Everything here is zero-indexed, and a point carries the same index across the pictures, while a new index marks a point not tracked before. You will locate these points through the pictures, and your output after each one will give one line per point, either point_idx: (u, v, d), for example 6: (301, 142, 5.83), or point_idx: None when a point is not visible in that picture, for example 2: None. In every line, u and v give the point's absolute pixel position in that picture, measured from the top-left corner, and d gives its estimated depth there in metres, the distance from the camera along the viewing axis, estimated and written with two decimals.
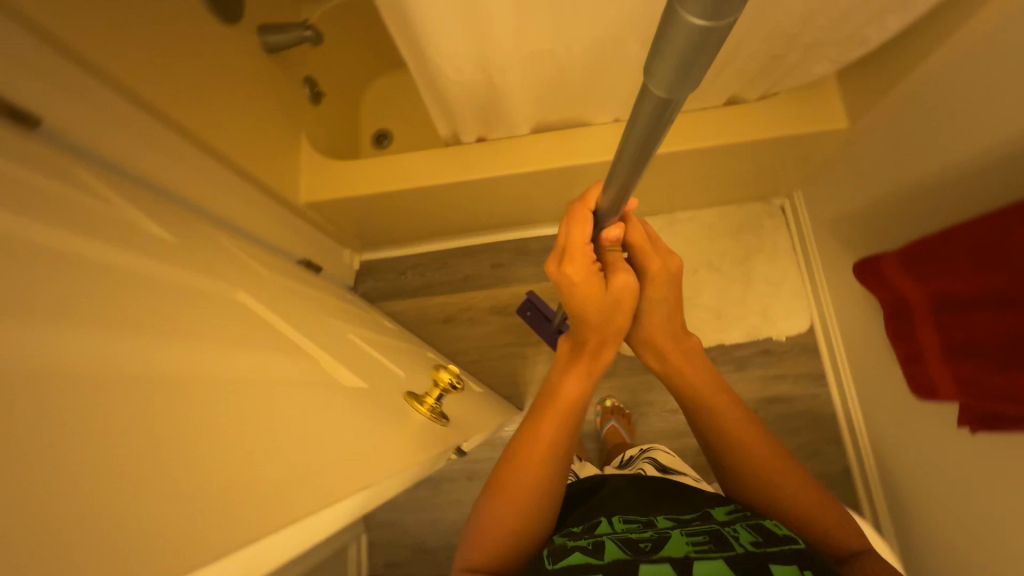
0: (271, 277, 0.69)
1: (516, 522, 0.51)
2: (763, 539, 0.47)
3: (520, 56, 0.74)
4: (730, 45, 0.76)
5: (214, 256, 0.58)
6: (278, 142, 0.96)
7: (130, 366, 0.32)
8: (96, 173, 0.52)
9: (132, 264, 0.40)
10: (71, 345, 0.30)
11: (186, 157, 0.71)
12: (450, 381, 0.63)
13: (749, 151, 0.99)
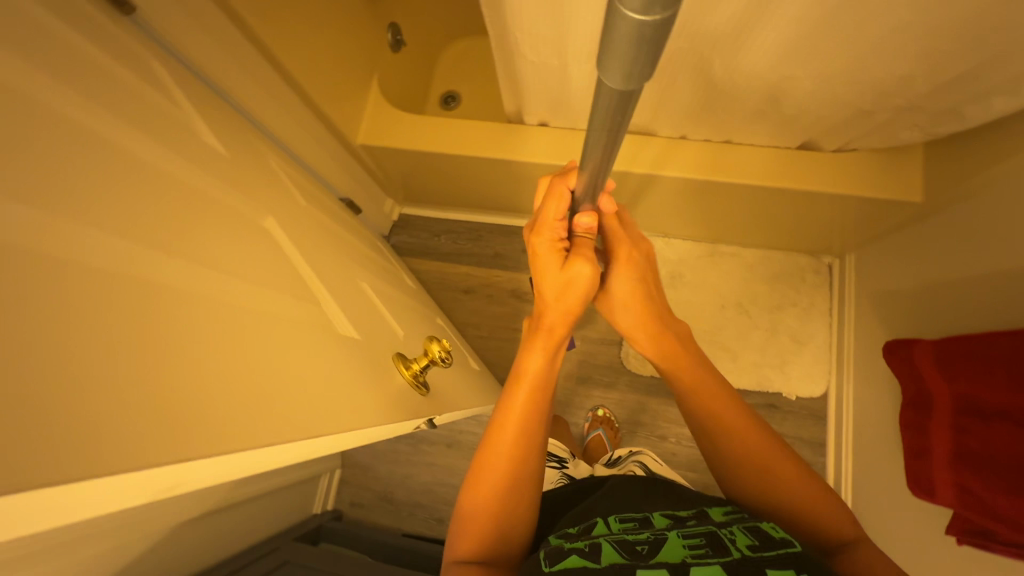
0: (307, 210, 0.71)
1: (495, 509, 0.51)
2: (759, 543, 0.45)
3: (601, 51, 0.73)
4: (819, 88, 0.73)
5: (259, 175, 0.60)
6: (350, 79, 0.98)
7: (127, 267, 0.34)
8: (171, 69, 0.54)
9: (164, 166, 0.42)
10: (71, 235, 0.31)
11: (259, 73, 0.73)
12: (439, 355, 0.62)
13: (810, 202, 0.95)
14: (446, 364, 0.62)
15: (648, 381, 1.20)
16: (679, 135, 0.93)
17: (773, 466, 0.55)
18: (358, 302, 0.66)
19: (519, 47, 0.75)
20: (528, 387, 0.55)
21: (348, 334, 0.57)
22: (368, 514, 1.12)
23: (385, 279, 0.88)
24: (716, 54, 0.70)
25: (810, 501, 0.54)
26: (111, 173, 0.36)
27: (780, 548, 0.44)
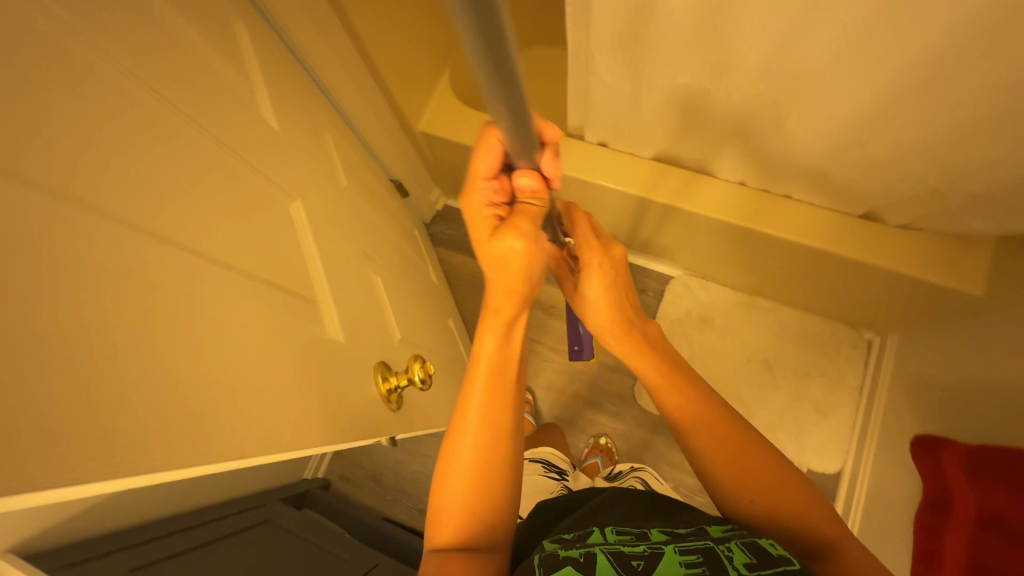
0: (342, 192, 0.73)
1: (468, 492, 0.50)
2: (757, 562, 0.45)
3: (672, 78, 0.72)
4: (891, 159, 0.70)
5: (300, 152, 0.63)
6: (422, 66, 1.00)
7: (114, 249, 0.34)
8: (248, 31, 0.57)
9: (193, 137, 0.43)
10: (69, 213, 0.32)
11: (336, 45, 0.75)
12: (419, 376, 0.69)
13: (859, 273, 0.92)
14: (423, 386, 0.69)
15: (656, 420, 1.17)
16: (739, 180, 0.91)
17: (740, 459, 0.54)
18: (356, 298, 0.68)
19: (591, 63, 0.75)
20: (484, 368, 0.53)
21: (333, 336, 0.59)
22: (355, 492, 1.13)
23: (401, 272, 0.89)
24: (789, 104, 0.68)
25: (784, 499, 0.53)
26: (111, 119, 0.36)
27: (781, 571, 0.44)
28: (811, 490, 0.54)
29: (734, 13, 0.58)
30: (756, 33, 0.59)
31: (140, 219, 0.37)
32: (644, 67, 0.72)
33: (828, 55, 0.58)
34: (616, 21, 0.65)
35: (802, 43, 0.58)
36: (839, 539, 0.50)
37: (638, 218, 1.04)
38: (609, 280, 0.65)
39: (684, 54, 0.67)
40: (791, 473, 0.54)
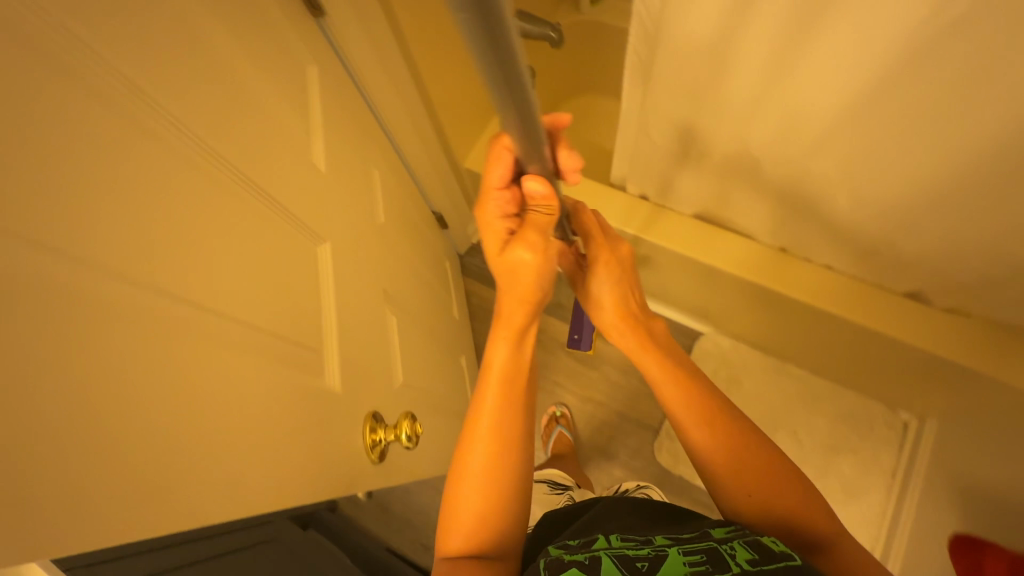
0: (378, 228, 0.75)
1: (480, 496, 0.49)
2: (760, 559, 0.42)
3: (724, 143, 0.73)
4: (943, 243, 0.69)
5: (344, 187, 0.66)
6: (475, 107, 1.04)
7: (151, 273, 0.35)
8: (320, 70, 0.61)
9: (242, 172, 0.46)
10: (116, 238, 0.33)
11: (398, 84, 0.78)
12: (407, 433, 0.66)
13: (898, 352, 0.89)
14: (408, 446, 0.66)
15: (673, 480, 1.13)
16: (780, 246, 0.90)
17: (737, 451, 0.53)
18: (374, 327, 0.69)
19: (642, 125, 0.77)
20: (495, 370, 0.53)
21: (332, 386, 0.57)
22: (360, 517, 1.12)
23: (422, 307, 0.91)
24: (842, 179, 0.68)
25: (778, 493, 0.50)
26: (171, 155, 0.38)
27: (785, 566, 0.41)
28: (811, 486, 0.52)
29: (794, 91, 0.59)
30: (814, 111, 0.60)
31: (186, 273, 0.38)
32: (698, 131, 0.73)
33: (887, 138, 0.59)
34: (672, 92, 0.68)
35: (862, 125, 0.58)
36: (839, 540, 0.48)
37: (672, 273, 1.04)
38: (615, 278, 0.68)
39: (738, 121, 0.68)
40: (794, 471, 0.52)
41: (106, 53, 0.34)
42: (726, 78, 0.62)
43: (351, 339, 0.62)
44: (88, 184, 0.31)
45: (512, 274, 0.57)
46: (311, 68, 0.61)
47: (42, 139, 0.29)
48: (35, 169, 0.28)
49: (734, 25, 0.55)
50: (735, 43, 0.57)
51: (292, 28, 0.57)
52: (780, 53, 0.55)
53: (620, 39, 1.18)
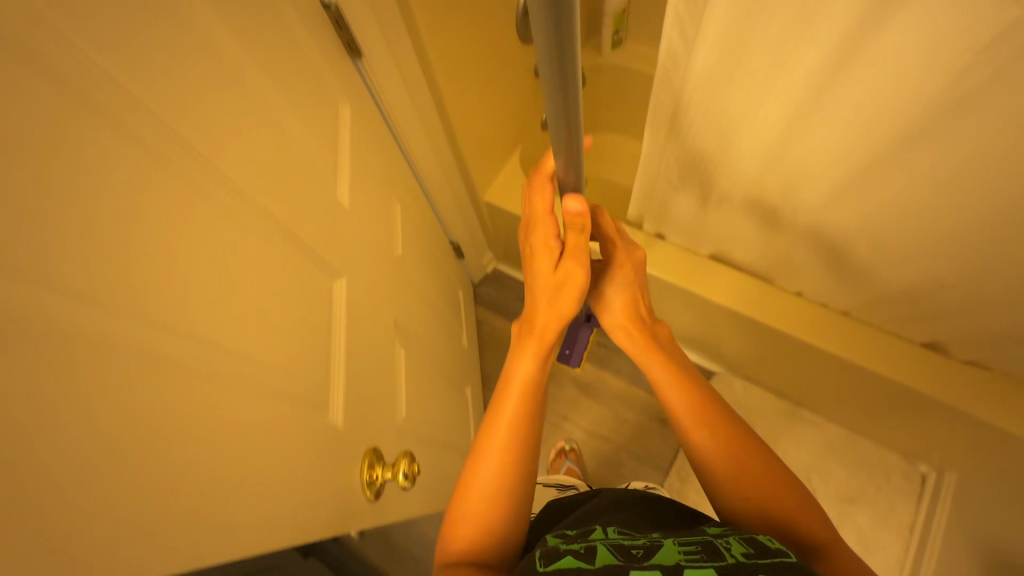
0: (395, 260, 0.77)
1: (487, 503, 0.49)
2: (756, 551, 0.39)
3: (735, 193, 0.75)
4: (964, 298, 0.69)
5: (366, 220, 0.67)
6: (496, 143, 1.06)
7: (154, 308, 0.36)
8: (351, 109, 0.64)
9: (255, 208, 0.47)
10: (125, 273, 0.34)
11: (425, 121, 0.81)
12: (405, 472, 0.64)
13: (916, 403, 0.87)
14: (404, 486, 0.63)
15: None
16: (797, 291, 0.90)
17: (738, 456, 0.51)
18: (383, 356, 0.69)
19: (657, 172, 0.79)
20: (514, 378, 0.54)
21: (331, 421, 0.56)
22: (361, 546, 1.10)
23: (432, 338, 0.91)
24: (857, 235, 0.68)
25: (776, 499, 0.48)
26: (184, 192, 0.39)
27: (777, 554, 0.38)
28: (801, 487, 0.50)
29: (795, 155, 0.60)
30: (818, 175, 0.62)
31: (202, 319, 0.39)
32: (711, 182, 0.74)
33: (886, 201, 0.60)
34: (685, 145, 0.69)
35: (869, 191, 0.59)
36: (836, 543, 0.46)
37: (686, 313, 1.04)
38: (629, 281, 0.67)
39: (750, 175, 0.69)
40: (789, 473, 0.51)
41: (146, 112, 0.36)
42: (734, 140, 0.63)
43: (361, 370, 0.63)
44: (118, 239, 0.33)
45: (556, 291, 0.59)
46: (345, 106, 0.63)
47: (83, 199, 0.31)
48: (72, 227, 0.30)
49: (728, 88, 0.56)
50: (740, 111, 0.58)
51: (331, 71, 0.59)
52: (783, 123, 0.57)
53: (640, 82, 1.21)
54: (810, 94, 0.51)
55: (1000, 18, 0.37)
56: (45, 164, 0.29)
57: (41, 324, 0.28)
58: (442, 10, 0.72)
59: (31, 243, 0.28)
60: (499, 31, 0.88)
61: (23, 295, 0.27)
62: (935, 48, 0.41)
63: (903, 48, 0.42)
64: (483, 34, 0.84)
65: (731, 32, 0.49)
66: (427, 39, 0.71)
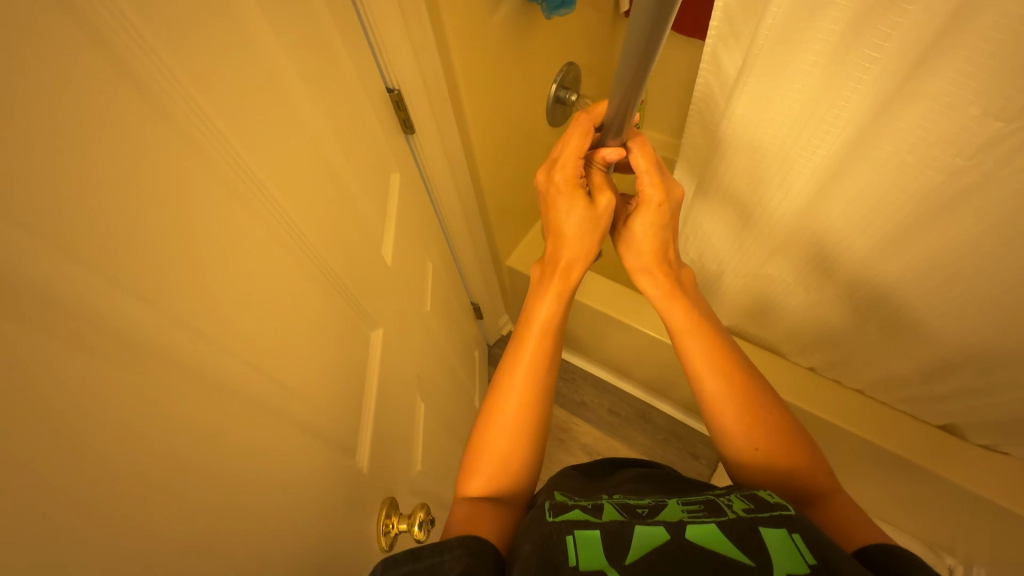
0: (423, 314, 0.80)
1: (511, 435, 0.64)
2: (755, 504, 0.46)
3: (751, 267, 0.77)
4: (975, 386, 0.70)
5: (404, 273, 0.72)
6: (521, 212, 1.13)
7: (250, 349, 0.40)
8: (401, 173, 0.70)
9: (327, 261, 0.51)
10: (231, 317, 0.37)
11: (459, 188, 0.88)
12: (420, 521, 0.61)
13: (935, 487, 0.86)
14: (419, 538, 0.59)
15: None
16: (810, 366, 0.92)
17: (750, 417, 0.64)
18: (406, 408, 0.71)
19: (683, 239, 0.82)
20: (536, 325, 0.68)
21: (356, 465, 0.56)
22: None
23: (447, 394, 0.92)
24: (867, 315, 0.71)
25: (779, 453, 0.61)
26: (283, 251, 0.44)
27: (771, 506, 0.45)
28: (804, 439, 0.62)
29: (814, 236, 0.64)
30: (839, 256, 0.64)
31: (267, 364, 0.42)
32: (731, 255, 0.78)
33: (899, 285, 0.63)
34: (710, 215, 0.73)
35: (882, 272, 0.62)
36: (831, 490, 0.58)
37: None
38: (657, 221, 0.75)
39: (771, 253, 0.72)
40: (788, 423, 0.63)
41: (255, 173, 0.40)
42: (757, 216, 0.66)
43: (386, 418, 0.64)
44: (214, 281, 0.36)
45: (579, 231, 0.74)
46: (397, 172, 0.69)
47: (195, 246, 0.34)
48: (182, 270, 0.33)
49: (768, 169, 0.58)
50: (771, 182, 0.60)
51: (387, 141, 0.66)
52: (806, 204, 0.60)
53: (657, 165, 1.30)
54: (835, 180, 0.55)
55: (983, 130, 0.43)
56: (170, 217, 0.32)
57: (147, 363, 0.30)
58: (486, 95, 0.81)
59: (150, 288, 0.30)
60: (532, 114, 0.97)
61: (138, 337, 0.30)
62: (938, 152, 0.46)
63: (911, 149, 0.47)
64: (518, 115, 0.93)
65: (754, 128, 0.55)
66: (472, 119, 0.80)
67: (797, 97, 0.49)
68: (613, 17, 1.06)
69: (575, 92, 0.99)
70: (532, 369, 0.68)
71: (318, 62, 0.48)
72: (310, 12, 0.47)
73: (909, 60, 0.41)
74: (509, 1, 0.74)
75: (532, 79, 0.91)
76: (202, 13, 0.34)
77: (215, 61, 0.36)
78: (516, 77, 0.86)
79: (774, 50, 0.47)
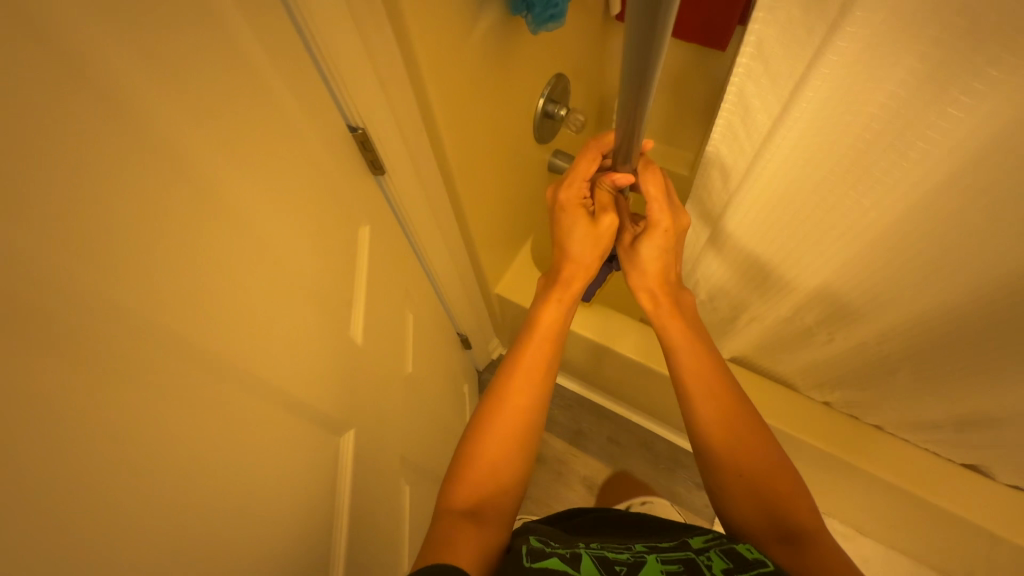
0: (404, 370, 0.72)
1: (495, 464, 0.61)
2: (734, 565, 0.49)
3: (760, 315, 0.71)
4: (1013, 437, 0.64)
5: (377, 334, 0.63)
6: (509, 234, 1.05)
7: (90, 559, 0.29)
8: (370, 221, 0.61)
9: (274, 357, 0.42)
10: (42, 533, 0.26)
11: (440, 224, 0.78)
12: None
13: (957, 526, 0.82)
14: None
15: None
16: (825, 400, 0.86)
17: (744, 440, 0.61)
18: (385, 488, 0.63)
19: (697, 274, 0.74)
20: (533, 344, 0.66)
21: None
22: None
23: (435, 446, 0.84)
24: (901, 364, 0.64)
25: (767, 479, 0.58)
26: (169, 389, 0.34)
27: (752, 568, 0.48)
28: (797, 478, 0.59)
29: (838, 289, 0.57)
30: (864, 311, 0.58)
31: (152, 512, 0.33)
32: (748, 300, 0.70)
33: (961, 338, 0.54)
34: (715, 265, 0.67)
35: (921, 324, 0.55)
36: (818, 530, 0.54)
37: None
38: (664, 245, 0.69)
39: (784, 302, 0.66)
40: (779, 456, 0.60)
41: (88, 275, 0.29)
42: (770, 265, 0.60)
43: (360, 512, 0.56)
44: (25, 430, 0.25)
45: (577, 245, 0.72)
46: (365, 222, 0.60)
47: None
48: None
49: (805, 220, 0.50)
50: (806, 233, 0.52)
51: (349, 189, 0.56)
52: (841, 261, 0.53)
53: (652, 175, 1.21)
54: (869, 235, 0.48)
55: None
56: None
57: None
58: (466, 120, 0.71)
59: None
60: (518, 131, 0.88)
61: None
62: (1001, 212, 0.40)
63: (961, 208, 0.41)
64: (503, 135, 0.84)
65: (794, 170, 0.46)
66: (451, 150, 0.70)
67: (852, 134, 0.41)
68: (606, 18, 0.95)
69: (565, 107, 0.92)
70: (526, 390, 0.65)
71: (234, 113, 0.39)
72: (228, 53, 0.37)
73: (1016, 98, 0.33)
74: (488, 16, 0.64)
75: (516, 96, 0.81)
76: (3, 70, 0.24)
77: (25, 145, 0.25)
78: (498, 97, 0.76)
79: (847, 72, 0.37)
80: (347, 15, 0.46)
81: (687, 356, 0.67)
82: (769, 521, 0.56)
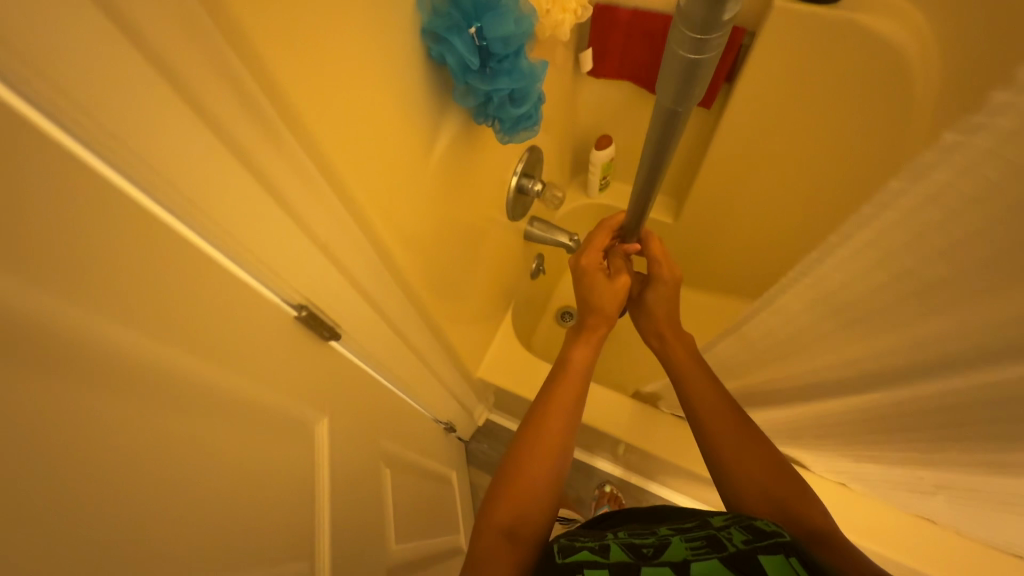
0: (386, 530, 0.63)
1: (533, 486, 0.61)
2: (753, 535, 0.48)
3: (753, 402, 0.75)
4: None
5: (347, 520, 0.54)
6: (487, 313, 0.96)
7: None
8: (329, 397, 0.51)
9: None
10: None
11: (413, 349, 0.69)
12: None
13: None
14: None
15: None
16: (841, 480, 0.80)
17: (758, 456, 0.63)
18: None
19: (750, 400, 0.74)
20: (571, 378, 0.68)
21: None
22: None
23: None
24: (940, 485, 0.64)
25: (779, 485, 0.60)
26: None
27: (769, 538, 0.47)
28: (803, 483, 0.61)
29: (828, 410, 0.64)
30: (873, 405, 0.59)
31: None
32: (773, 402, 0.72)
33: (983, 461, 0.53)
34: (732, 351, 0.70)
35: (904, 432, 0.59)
36: (828, 526, 0.55)
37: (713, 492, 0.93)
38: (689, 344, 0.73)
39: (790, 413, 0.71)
40: (786, 469, 0.62)
41: None
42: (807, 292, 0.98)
43: None
44: None
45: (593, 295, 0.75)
46: (323, 407, 0.50)
47: None
48: None
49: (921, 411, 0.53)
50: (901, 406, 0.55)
51: (299, 383, 0.46)
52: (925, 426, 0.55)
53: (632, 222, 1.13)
54: (887, 360, 0.51)
55: None
56: None
57: None
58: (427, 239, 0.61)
59: None
60: (488, 218, 0.79)
61: None
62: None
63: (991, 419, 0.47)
64: (471, 228, 0.75)
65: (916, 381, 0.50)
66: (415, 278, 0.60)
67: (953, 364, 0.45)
68: (574, 77, 0.86)
69: (539, 180, 0.83)
70: (561, 416, 0.67)
71: (120, 418, 0.29)
72: (91, 351, 0.27)
73: None
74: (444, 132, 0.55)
75: (483, 189, 0.73)
76: None
77: None
78: (463, 197, 0.68)
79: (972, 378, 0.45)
80: (277, 213, 0.37)
81: (695, 380, 0.70)
82: (783, 517, 0.57)
